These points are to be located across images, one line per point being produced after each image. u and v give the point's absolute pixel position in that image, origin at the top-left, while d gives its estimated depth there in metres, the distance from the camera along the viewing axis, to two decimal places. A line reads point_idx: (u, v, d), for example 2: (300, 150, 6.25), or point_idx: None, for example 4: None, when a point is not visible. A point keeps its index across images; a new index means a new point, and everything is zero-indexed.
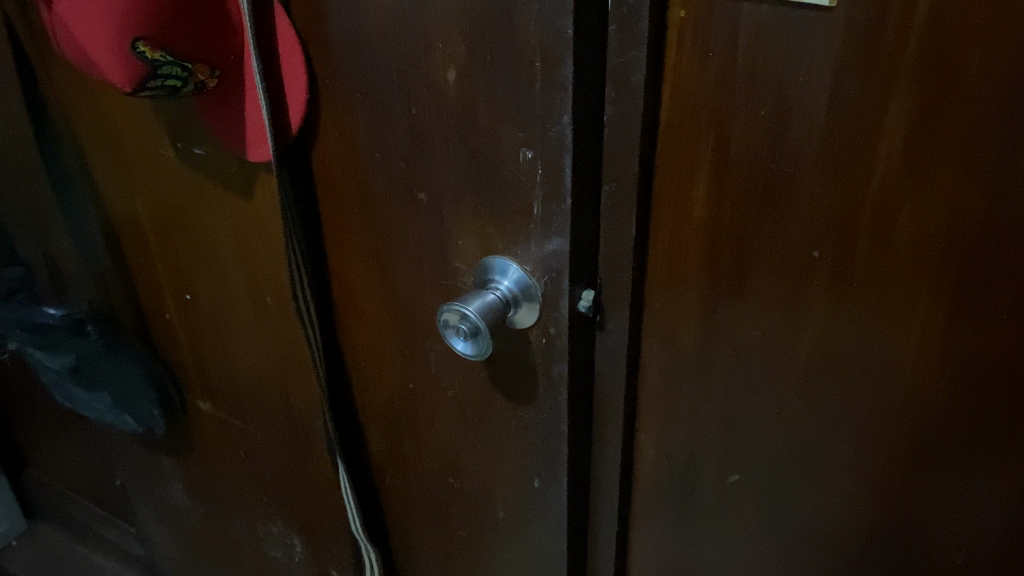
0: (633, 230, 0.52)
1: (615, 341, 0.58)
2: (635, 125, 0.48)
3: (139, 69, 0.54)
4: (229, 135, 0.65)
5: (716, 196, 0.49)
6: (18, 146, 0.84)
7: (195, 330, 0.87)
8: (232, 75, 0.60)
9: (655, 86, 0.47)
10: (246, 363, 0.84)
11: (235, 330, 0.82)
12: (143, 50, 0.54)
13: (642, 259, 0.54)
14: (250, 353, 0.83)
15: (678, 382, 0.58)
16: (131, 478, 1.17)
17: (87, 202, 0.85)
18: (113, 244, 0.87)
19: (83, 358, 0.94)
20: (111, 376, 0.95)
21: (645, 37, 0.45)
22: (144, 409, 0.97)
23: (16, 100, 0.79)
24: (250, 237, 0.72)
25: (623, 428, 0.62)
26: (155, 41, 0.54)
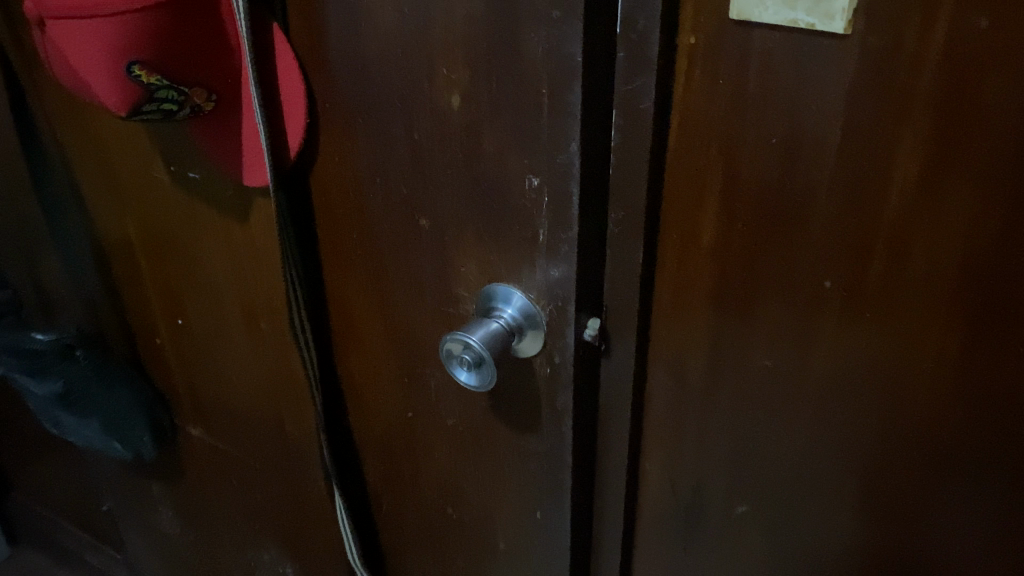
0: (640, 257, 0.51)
1: (620, 370, 0.57)
2: (643, 152, 0.47)
3: (134, 92, 0.54)
4: (226, 159, 0.64)
5: (725, 223, 0.48)
6: (9, 167, 0.83)
7: (188, 356, 0.86)
8: (229, 101, 0.59)
9: (663, 113, 0.46)
10: (241, 389, 0.83)
11: (230, 356, 0.81)
12: (139, 74, 0.53)
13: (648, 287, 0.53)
14: (244, 379, 0.81)
15: (685, 412, 0.57)
16: (120, 504, 1.15)
17: (77, 225, 0.83)
18: (104, 267, 0.86)
19: (71, 385, 0.90)
20: (100, 403, 0.92)
21: (654, 64, 0.44)
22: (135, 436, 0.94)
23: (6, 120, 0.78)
24: (245, 263, 0.71)
25: (628, 457, 0.61)
26: (151, 65, 0.53)
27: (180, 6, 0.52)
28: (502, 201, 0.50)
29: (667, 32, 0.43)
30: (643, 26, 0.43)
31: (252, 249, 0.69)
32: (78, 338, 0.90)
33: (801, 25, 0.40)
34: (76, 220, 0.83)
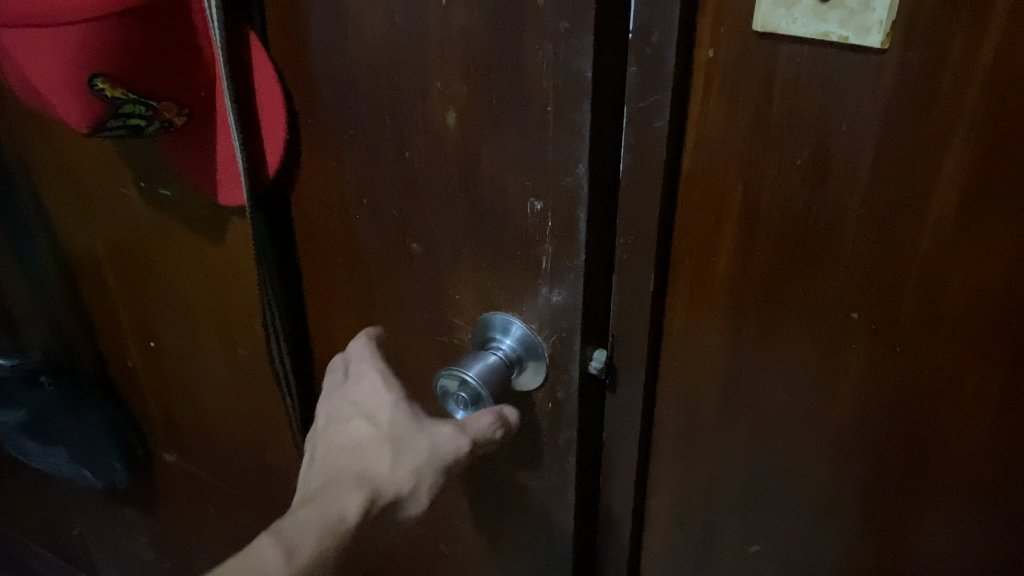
0: (651, 285, 0.48)
1: (627, 402, 0.53)
2: (656, 174, 0.44)
3: (97, 106, 0.50)
4: (200, 177, 0.59)
5: (744, 251, 0.45)
6: None
7: (162, 381, 0.81)
8: (203, 114, 0.55)
9: (678, 131, 0.43)
10: (219, 416, 0.78)
11: (206, 382, 0.76)
12: (103, 87, 0.49)
13: (659, 316, 0.50)
14: (222, 406, 0.77)
15: (696, 446, 0.54)
16: (93, 529, 1.10)
17: (42, 242, 0.78)
18: (71, 287, 0.81)
19: (37, 410, 0.88)
20: (68, 429, 0.89)
21: (670, 78, 0.40)
22: (105, 464, 0.89)
23: None
24: (222, 286, 0.66)
25: (635, 492, 0.58)
26: (117, 78, 0.49)
27: (147, 14, 0.47)
28: (500, 225, 0.46)
29: (684, 45, 0.40)
30: (659, 36, 0.40)
31: (229, 271, 0.65)
32: (44, 364, 0.87)
33: (832, 38, 0.37)
34: (40, 237, 0.78)
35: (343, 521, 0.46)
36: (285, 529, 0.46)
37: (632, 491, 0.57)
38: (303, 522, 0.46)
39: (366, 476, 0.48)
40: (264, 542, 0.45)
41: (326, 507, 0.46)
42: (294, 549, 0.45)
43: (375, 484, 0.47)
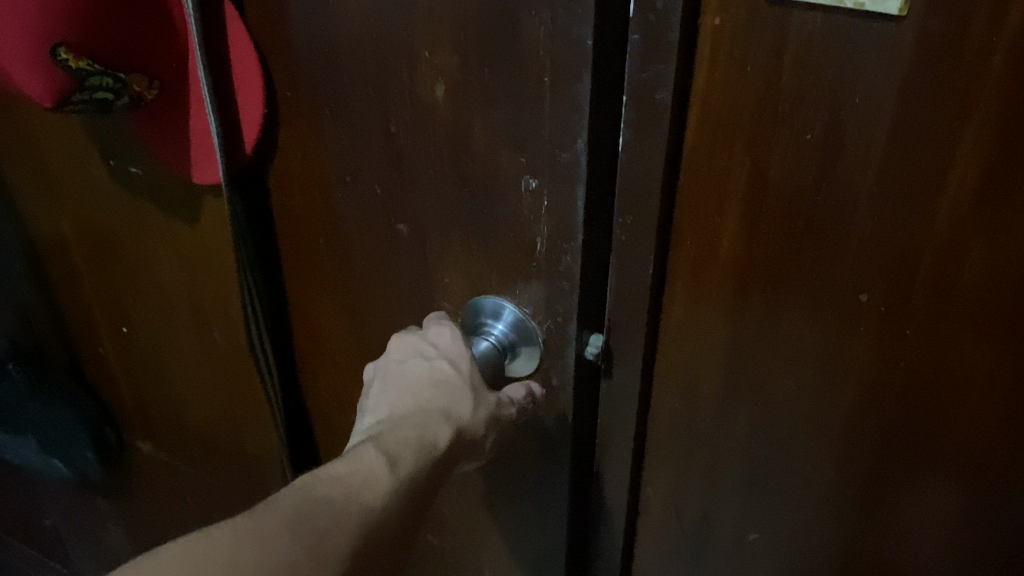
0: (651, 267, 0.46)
1: (623, 388, 0.52)
2: (659, 149, 0.42)
3: (62, 80, 0.47)
4: (172, 157, 0.56)
5: (749, 230, 0.43)
6: None
7: (135, 369, 0.78)
8: (174, 91, 0.52)
9: (681, 105, 0.41)
10: (194, 406, 0.76)
11: (181, 371, 0.74)
12: (66, 58, 0.46)
13: (658, 299, 0.48)
14: (198, 396, 0.74)
15: (695, 430, 0.52)
16: (65, 521, 1.07)
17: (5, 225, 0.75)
18: (38, 272, 0.77)
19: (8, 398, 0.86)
20: (37, 418, 0.86)
21: (674, 48, 0.38)
22: (78, 452, 0.86)
23: None
24: (197, 272, 0.64)
25: (630, 479, 0.56)
26: (82, 48, 0.46)
27: None
28: (492, 207, 0.44)
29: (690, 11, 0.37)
30: (663, 3, 0.37)
31: (203, 257, 0.62)
32: (12, 352, 0.85)
33: (847, 4, 0.35)
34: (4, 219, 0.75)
35: (436, 446, 0.43)
36: (386, 443, 0.42)
37: (627, 477, 0.56)
38: (400, 441, 0.42)
39: (454, 409, 0.45)
40: (367, 453, 0.41)
41: (422, 429, 0.43)
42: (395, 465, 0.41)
43: (461, 420, 0.45)
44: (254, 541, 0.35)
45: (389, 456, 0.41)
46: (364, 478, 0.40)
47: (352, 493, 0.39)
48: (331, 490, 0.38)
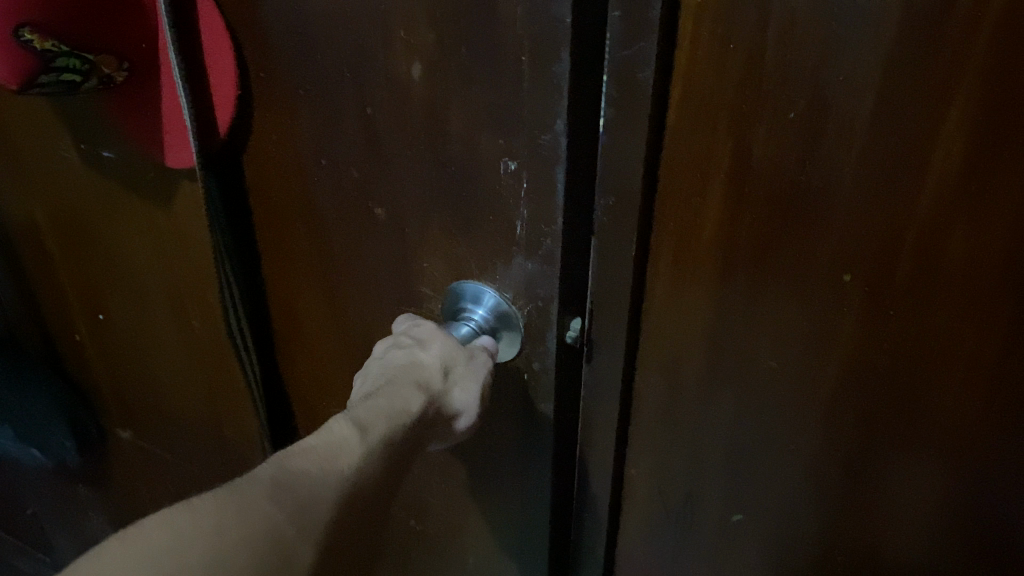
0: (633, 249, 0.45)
1: (606, 370, 0.52)
2: (640, 128, 0.41)
3: (28, 61, 0.45)
4: (145, 139, 0.55)
5: (731, 211, 0.42)
6: None
7: (112, 356, 0.77)
8: (145, 72, 0.51)
9: (662, 84, 0.40)
10: (173, 393, 0.75)
11: (159, 358, 0.72)
12: (31, 39, 0.45)
13: (641, 280, 0.48)
14: (177, 383, 0.73)
15: (677, 413, 0.52)
16: (46, 509, 1.06)
17: None
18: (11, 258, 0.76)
19: None
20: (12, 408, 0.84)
21: (656, 26, 0.37)
22: (55, 443, 0.85)
23: None
24: (173, 258, 0.63)
25: (614, 461, 0.56)
26: (48, 28, 0.45)
27: None
28: (472, 189, 0.43)
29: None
30: None
31: (178, 242, 0.61)
32: None
33: None
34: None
35: (407, 414, 0.40)
36: (357, 413, 0.39)
37: (610, 460, 0.56)
38: (367, 411, 0.40)
39: (425, 383, 0.42)
40: (337, 422, 0.38)
41: (391, 399, 0.40)
42: (365, 431, 0.38)
43: (433, 394, 0.42)
44: (221, 504, 0.32)
45: (361, 425, 0.38)
46: (336, 444, 0.37)
47: (321, 460, 0.36)
48: (302, 455, 0.36)
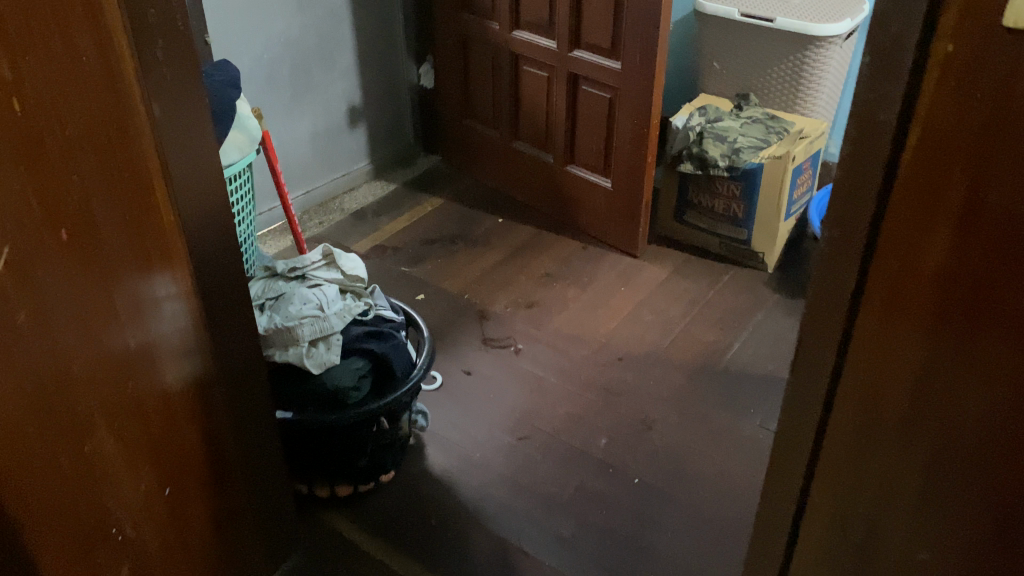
0: (858, 266, 0.58)
1: (824, 346, 0.63)
2: (883, 157, 0.54)
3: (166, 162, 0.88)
4: (96, 190, 0.79)
5: (955, 244, 0.52)
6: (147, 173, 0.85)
7: (182, 405, 0.98)
8: (107, 125, 0.79)
9: (904, 124, 0.52)
10: (127, 456, 0.90)
11: (141, 411, 0.91)
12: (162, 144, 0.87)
13: (862, 280, 0.59)
14: (116, 444, 0.88)
15: (873, 417, 0.62)
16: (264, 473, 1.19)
17: (138, 227, 0.85)
18: (165, 267, 0.91)
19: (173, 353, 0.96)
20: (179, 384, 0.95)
21: (907, 65, 0.51)
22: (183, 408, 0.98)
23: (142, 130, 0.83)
24: (95, 305, 0.82)
25: (811, 449, 0.68)
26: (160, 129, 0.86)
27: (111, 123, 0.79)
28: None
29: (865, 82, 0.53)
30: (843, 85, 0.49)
31: (93, 278, 0.81)
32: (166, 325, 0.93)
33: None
34: (178, 211, 0.91)
35: None
36: None
37: (807, 446, 0.68)
38: None
39: None
40: None
41: None
42: None
43: None
44: None
45: None
46: None
47: None
48: None
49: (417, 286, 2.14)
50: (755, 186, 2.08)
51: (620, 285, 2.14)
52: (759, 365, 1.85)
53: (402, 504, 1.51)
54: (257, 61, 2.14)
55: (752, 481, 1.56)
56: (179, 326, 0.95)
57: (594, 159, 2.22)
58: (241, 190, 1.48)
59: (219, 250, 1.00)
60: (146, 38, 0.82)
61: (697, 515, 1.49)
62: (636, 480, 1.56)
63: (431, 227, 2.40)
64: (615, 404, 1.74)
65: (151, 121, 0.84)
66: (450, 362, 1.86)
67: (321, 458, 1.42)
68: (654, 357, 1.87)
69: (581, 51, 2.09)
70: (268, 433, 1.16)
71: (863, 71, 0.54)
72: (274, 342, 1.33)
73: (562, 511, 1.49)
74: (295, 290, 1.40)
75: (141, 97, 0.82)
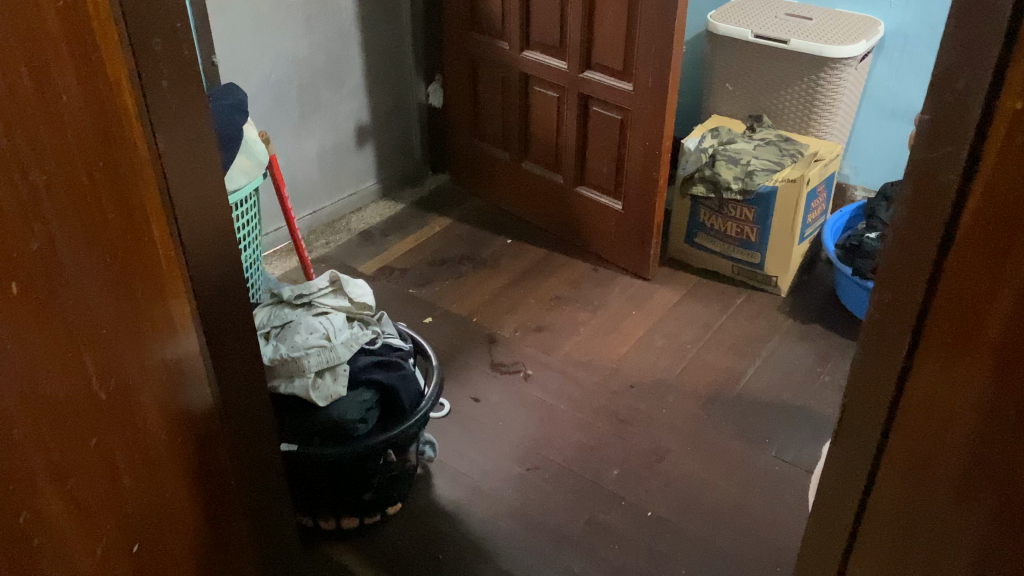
0: (906, 342, 0.49)
1: (863, 434, 0.55)
2: (937, 228, 0.45)
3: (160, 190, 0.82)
4: (68, 238, 0.67)
5: (1014, 326, 0.42)
6: (144, 198, 0.79)
7: (168, 459, 0.87)
8: (84, 160, 0.69)
9: (964, 193, 0.43)
10: (128, 504, 0.81)
11: (119, 480, 0.78)
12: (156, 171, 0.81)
13: (909, 361, 0.50)
14: (93, 522, 0.75)
15: (918, 511, 0.53)
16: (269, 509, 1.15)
17: (135, 256, 0.78)
18: (174, 305, 0.87)
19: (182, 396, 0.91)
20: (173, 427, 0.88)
21: (970, 131, 0.42)
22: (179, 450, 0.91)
23: (138, 151, 0.77)
24: (67, 371, 0.69)
25: (846, 535, 0.60)
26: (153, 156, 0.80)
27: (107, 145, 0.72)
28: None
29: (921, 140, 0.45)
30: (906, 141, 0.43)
31: (60, 339, 0.68)
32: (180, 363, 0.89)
33: None
34: (184, 251, 0.88)
35: None
36: None
37: (842, 532, 0.60)
38: None
39: None
40: None
41: None
42: None
43: None
44: None
45: None
46: None
47: None
48: None
49: (425, 309, 2.10)
50: (768, 210, 2.04)
51: (631, 309, 2.10)
52: (773, 393, 1.81)
53: (410, 537, 1.47)
54: (264, 82, 2.12)
55: (767, 515, 1.52)
56: (186, 369, 0.90)
57: (605, 180, 2.19)
58: (246, 216, 1.45)
59: (226, 286, 0.97)
60: (154, 70, 0.78)
61: (712, 551, 1.44)
62: (649, 513, 1.52)
63: (440, 247, 2.37)
64: (627, 434, 1.70)
65: (155, 156, 0.80)
66: (458, 388, 1.83)
67: (327, 491, 1.38)
68: (666, 386, 1.83)
69: (592, 72, 2.07)
70: (272, 470, 1.13)
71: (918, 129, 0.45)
72: (279, 372, 1.29)
73: (574, 546, 1.45)
74: (302, 318, 1.37)
75: (144, 133, 0.78)
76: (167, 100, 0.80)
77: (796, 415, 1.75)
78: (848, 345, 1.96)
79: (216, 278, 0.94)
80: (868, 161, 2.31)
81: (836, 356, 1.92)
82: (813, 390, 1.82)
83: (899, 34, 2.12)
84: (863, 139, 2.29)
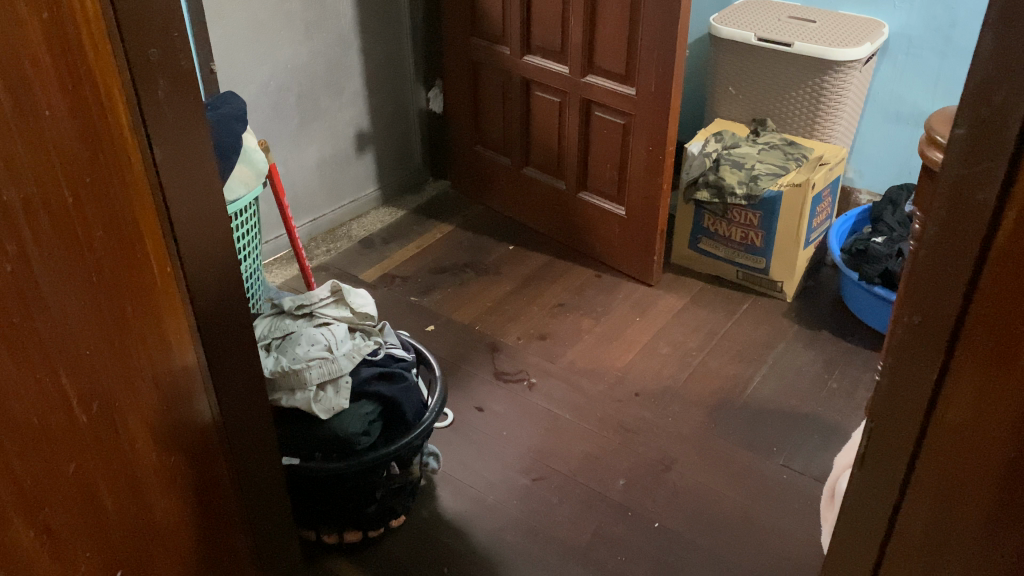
0: (936, 366, 0.50)
1: (892, 453, 0.55)
2: (970, 252, 0.45)
3: (159, 211, 0.81)
4: (45, 259, 0.68)
5: None
6: (138, 219, 0.77)
7: (155, 478, 0.86)
8: (64, 184, 0.68)
9: (998, 216, 0.43)
10: (94, 519, 0.79)
11: (95, 497, 0.79)
12: (157, 193, 0.80)
13: (939, 387, 0.50)
14: (62, 540, 0.76)
15: (949, 534, 0.53)
16: (272, 526, 1.13)
17: (121, 275, 0.77)
18: (169, 322, 0.85)
19: (184, 410, 0.90)
20: (166, 442, 0.87)
21: (1009, 148, 0.42)
22: (171, 469, 0.89)
23: (133, 170, 0.76)
24: (38, 390, 0.70)
25: (874, 559, 0.60)
26: (154, 177, 0.79)
27: (94, 169, 0.71)
28: None
29: (950, 159, 0.45)
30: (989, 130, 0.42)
31: (31, 361, 0.69)
32: (180, 378, 0.88)
33: None
34: (180, 263, 0.85)
35: None
36: None
37: (871, 555, 0.60)
38: None
39: None
40: None
41: None
42: None
43: None
44: None
45: None
46: None
47: None
48: None
49: (427, 318, 2.08)
50: (772, 214, 2.02)
51: (634, 316, 2.08)
52: (779, 401, 1.79)
53: (412, 551, 1.45)
54: (263, 88, 2.10)
55: (777, 525, 1.49)
56: (179, 388, 0.88)
57: (607, 186, 2.17)
58: (245, 226, 1.43)
59: (230, 302, 0.94)
60: (150, 85, 0.76)
61: (721, 563, 1.42)
62: (656, 524, 1.50)
63: (440, 255, 2.35)
64: (632, 443, 1.68)
65: (149, 167, 0.78)
66: (461, 399, 1.80)
67: (330, 506, 1.36)
68: (672, 394, 1.81)
69: (593, 76, 2.05)
70: (272, 487, 1.11)
71: (949, 149, 0.45)
72: (280, 385, 1.27)
73: (580, 558, 1.43)
74: (303, 330, 1.35)
75: (137, 145, 0.76)
76: (166, 115, 0.78)
77: (803, 423, 1.73)
78: (855, 351, 1.94)
79: (216, 292, 0.92)
80: (873, 165, 2.29)
81: (843, 362, 1.90)
82: (820, 397, 1.80)
83: (903, 37, 2.10)
84: (868, 143, 2.27)
